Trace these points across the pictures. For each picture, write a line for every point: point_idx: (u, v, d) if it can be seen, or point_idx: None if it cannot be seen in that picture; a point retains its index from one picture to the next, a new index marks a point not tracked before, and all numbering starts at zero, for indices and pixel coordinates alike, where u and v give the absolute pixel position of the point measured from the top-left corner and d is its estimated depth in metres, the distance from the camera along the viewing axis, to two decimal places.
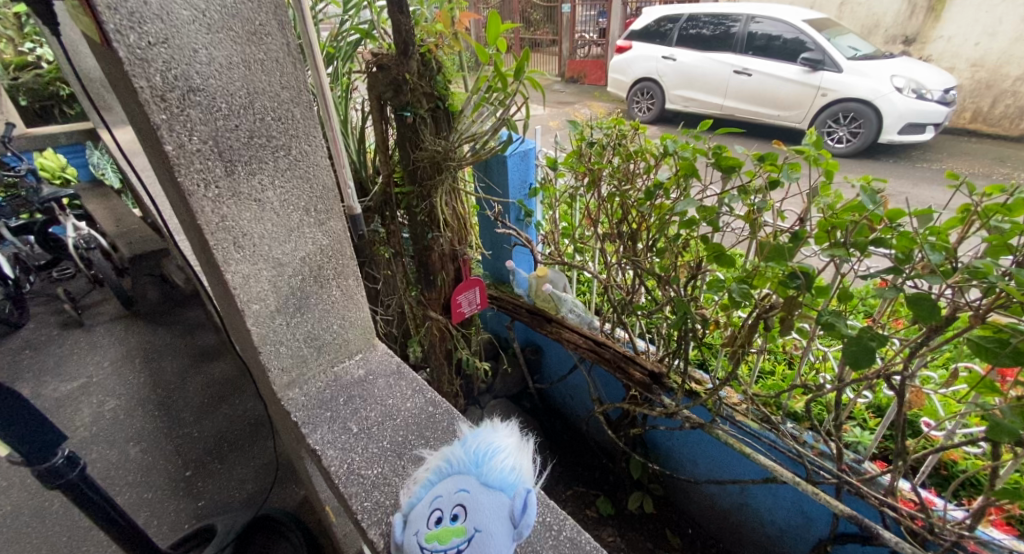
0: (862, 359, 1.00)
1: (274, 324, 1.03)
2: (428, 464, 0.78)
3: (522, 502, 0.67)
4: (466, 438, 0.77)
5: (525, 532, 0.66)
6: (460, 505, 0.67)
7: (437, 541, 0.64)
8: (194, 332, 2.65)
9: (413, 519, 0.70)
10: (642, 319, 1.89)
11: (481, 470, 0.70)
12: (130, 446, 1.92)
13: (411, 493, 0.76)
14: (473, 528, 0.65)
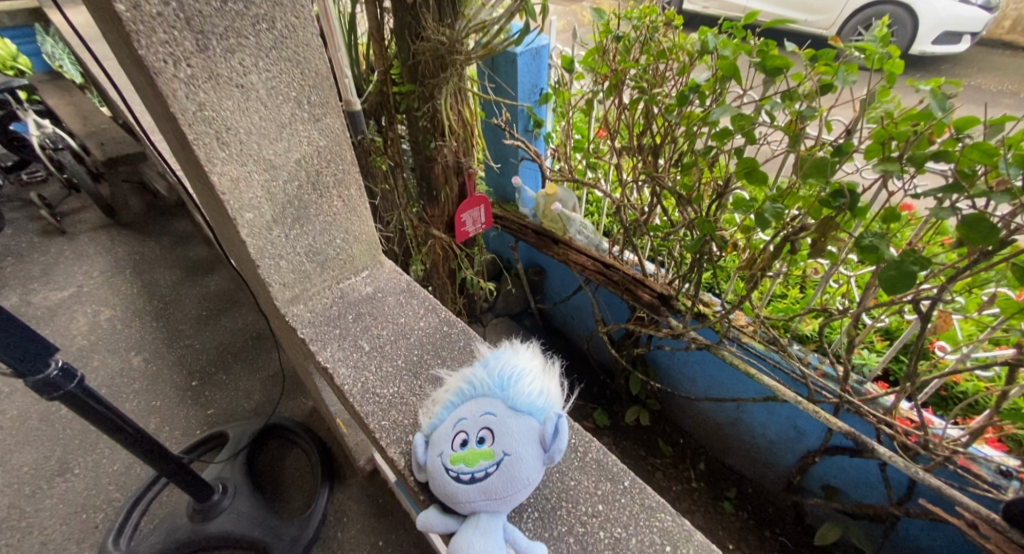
0: (900, 285, 0.94)
1: (271, 236, 0.94)
2: (447, 385, 0.73)
3: (551, 427, 0.63)
4: (488, 359, 0.72)
5: (554, 455, 0.64)
6: (487, 428, 0.63)
7: (464, 464, 0.61)
8: (185, 243, 2.55)
9: (435, 440, 0.66)
10: (654, 240, 1.81)
11: (508, 393, 0.65)
12: (132, 355, 1.92)
13: (430, 413, 0.71)
14: (501, 452, 0.61)
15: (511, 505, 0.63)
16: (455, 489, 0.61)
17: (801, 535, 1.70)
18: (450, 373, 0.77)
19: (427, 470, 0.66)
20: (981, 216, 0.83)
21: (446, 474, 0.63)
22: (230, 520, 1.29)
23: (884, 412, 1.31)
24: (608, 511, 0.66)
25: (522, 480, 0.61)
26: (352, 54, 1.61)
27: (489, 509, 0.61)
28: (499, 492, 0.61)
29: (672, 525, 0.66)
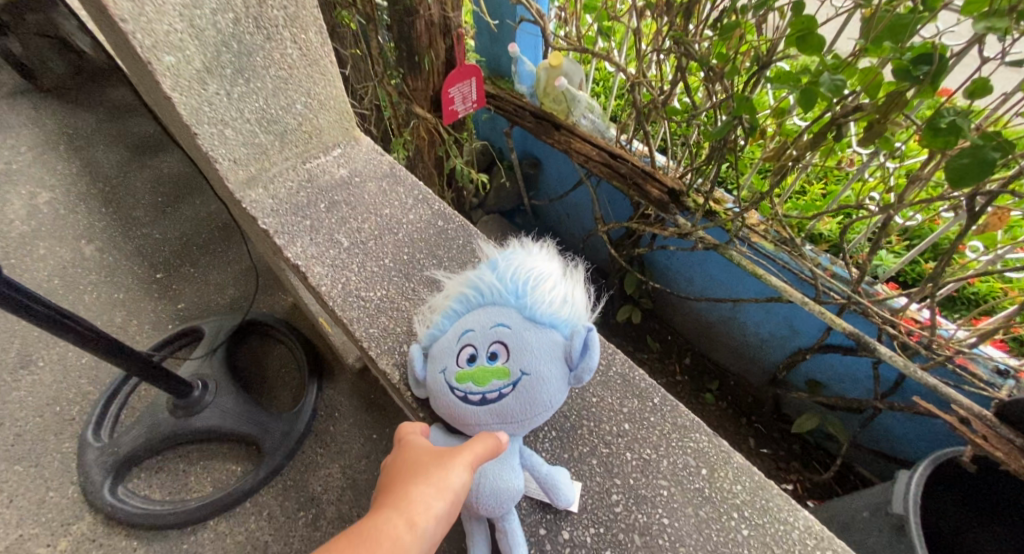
0: (969, 176, 0.81)
1: (207, 92, 0.82)
2: (449, 293, 0.70)
3: (579, 343, 0.62)
4: (495, 264, 0.69)
5: (577, 373, 0.64)
6: (498, 343, 0.61)
7: (473, 383, 0.60)
8: (124, 117, 2.19)
9: (439, 354, 0.65)
10: (670, 126, 1.60)
11: (520, 304, 0.63)
12: (83, 244, 1.73)
13: (431, 323, 0.69)
14: (517, 371, 0.60)
15: (529, 423, 0.63)
16: (464, 410, 0.61)
17: (776, 421, 1.80)
18: (451, 280, 0.74)
19: (431, 385, 0.65)
20: None
21: (453, 393, 0.62)
22: (214, 414, 1.26)
23: (890, 312, 1.29)
24: (635, 432, 0.79)
25: (535, 399, 0.61)
26: None
27: (502, 425, 0.62)
28: (513, 410, 0.61)
29: (705, 445, 0.79)
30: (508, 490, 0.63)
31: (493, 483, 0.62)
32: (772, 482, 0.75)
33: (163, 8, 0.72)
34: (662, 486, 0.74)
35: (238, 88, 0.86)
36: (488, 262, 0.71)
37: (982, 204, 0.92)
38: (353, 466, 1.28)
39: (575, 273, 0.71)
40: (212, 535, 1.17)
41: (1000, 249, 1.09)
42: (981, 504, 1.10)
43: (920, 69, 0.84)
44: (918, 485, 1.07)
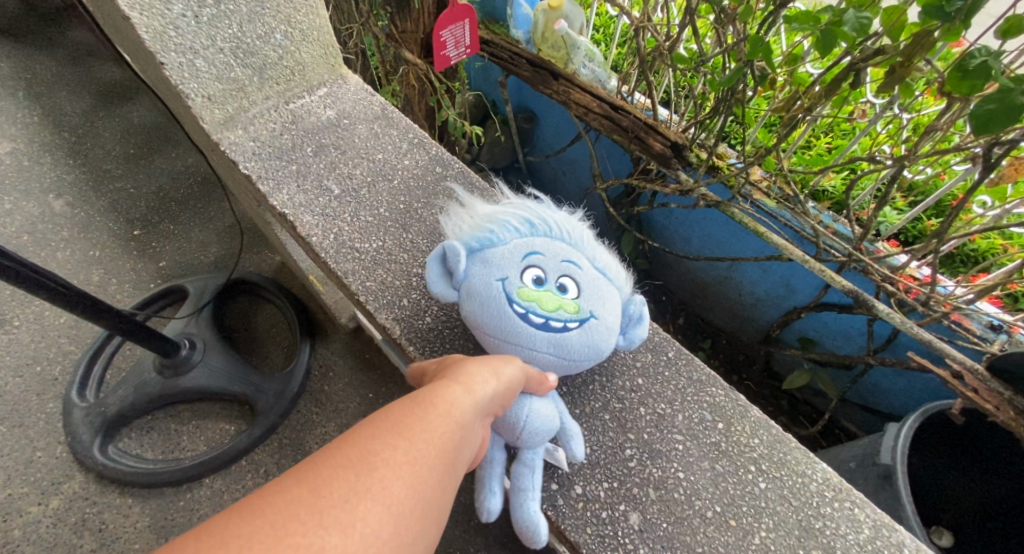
0: (995, 123, 0.77)
1: (171, 14, 0.75)
2: (509, 213, 0.68)
3: (637, 314, 0.68)
4: (561, 215, 0.72)
5: (622, 338, 0.69)
6: (568, 277, 0.63)
7: (540, 303, 0.60)
8: (87, 60, 2.02)
9: (500, 262, 0.63)
10: (675, 75, 1.51)
11: (590, 254, 0.67)
12: (51, 198, 1.62)
13: (484, 232, 0.66)
14: (584, 310, 0.62)
15: (573, 364, 0.64)
16: (518, 328, 0.60)
17: (767, 379, 1.82)
18: (502, 204, 0.72)
19: (477, 289, 0.62)
20: None
21: (509, 306, 0.60)
22: (205, 374, 1.23)
23: (889, 270, 1.27)
24: (649, 387, 0.78)
25: (591, 341, 0.62)
26: None
27: (552, 356, 0.61)
28: (567, 344, 0.61)
29: (721, 400, 0.79)
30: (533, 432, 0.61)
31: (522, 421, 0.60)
32: (789, 437, 0.76)
33: None
34: (677, 440, 0.74)
35: (207, 10, 0.78)
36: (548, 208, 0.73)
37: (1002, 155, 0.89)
38: (349, 425, 1.27)
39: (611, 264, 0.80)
40: (209, 492, 1.17)
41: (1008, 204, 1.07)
42: (965, 454, 1.14)
43: (953, 4, 0.77)
44: (907, 436, 1.10)
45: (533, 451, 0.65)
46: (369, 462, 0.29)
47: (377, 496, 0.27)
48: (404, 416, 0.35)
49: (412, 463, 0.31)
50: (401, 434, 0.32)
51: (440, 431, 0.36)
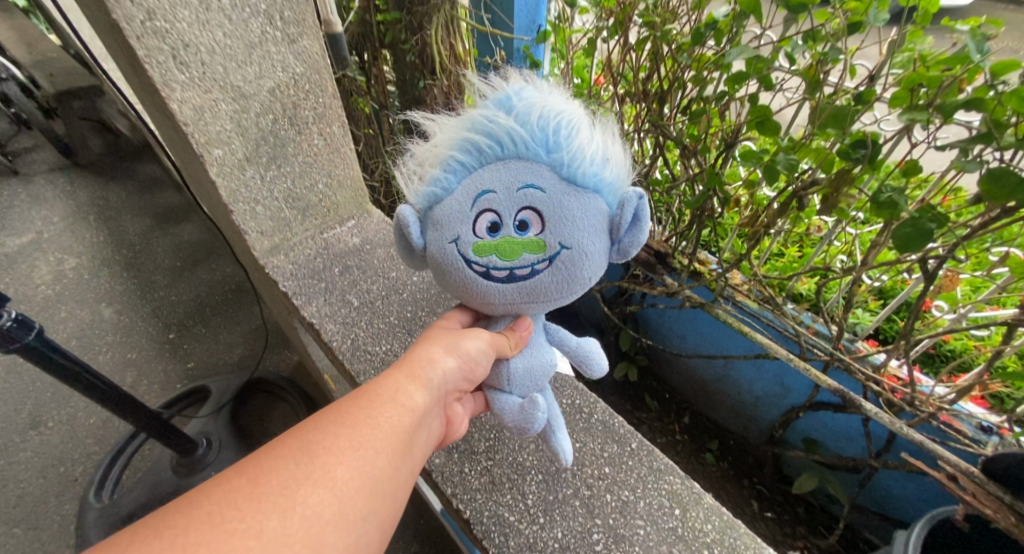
0: (913, 244, 0.92)
1: (245, 177, 0.96)
2: (452, 142, 0.66)
3: (627, 216, 0.64)
4: (513, 110, 0.65)
5: (616, 240, 0.67)
6: (528, 209, 0.63)
7: (499, 256, 0.63)
8: (153, 189, 2.37)
9: (448, 221, 0.64)
10: (653, 195, 1.73)
11: (553, 161, 0.63)
12: (103, 307, 1.82)
13: (430, 179, 0.66)
14: (554, 246, 0.63)
15: (557, 301, 0.69)
16: (490, 285, 0.65)
17: (779, 484, 1.77)
18: (447, 125, 0.69)
19: (437, 256, 0.66)
20: (1007, 171, 0.81)
21: (471, 267, 0.65)
22: (217, 472, 1.30)
23: (872, 369, 1.33)
24: (615, 475, 0.85)
25: (565, 271, 0.64)
26: None
27: (531, 300, 0.67)
28: (542, 282, 0.65)
29: (679, 488, 0.84)
30: (542, 366, 0.75)
31: (528, 363, 0.74)
32: (740, 522, 0.80)
33: (218, 113, 0.88)
34: (638, 524, 0.79)
35: (270, 172, 1.01)
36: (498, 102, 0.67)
37: (936, 265, 1.04)
38: None
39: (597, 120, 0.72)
40: None
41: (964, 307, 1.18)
42: None
43: (857, 153, 0.99)
44: (916, 546, 1.07)
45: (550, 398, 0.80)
46: (315, 456, 0.48)
47: (320, 483, 0.46)
48: (357, 412, 0.55)
49: (354, 452, 0.50)
50: (346, 430, 0.52)
51: (387, 420, 0.56)
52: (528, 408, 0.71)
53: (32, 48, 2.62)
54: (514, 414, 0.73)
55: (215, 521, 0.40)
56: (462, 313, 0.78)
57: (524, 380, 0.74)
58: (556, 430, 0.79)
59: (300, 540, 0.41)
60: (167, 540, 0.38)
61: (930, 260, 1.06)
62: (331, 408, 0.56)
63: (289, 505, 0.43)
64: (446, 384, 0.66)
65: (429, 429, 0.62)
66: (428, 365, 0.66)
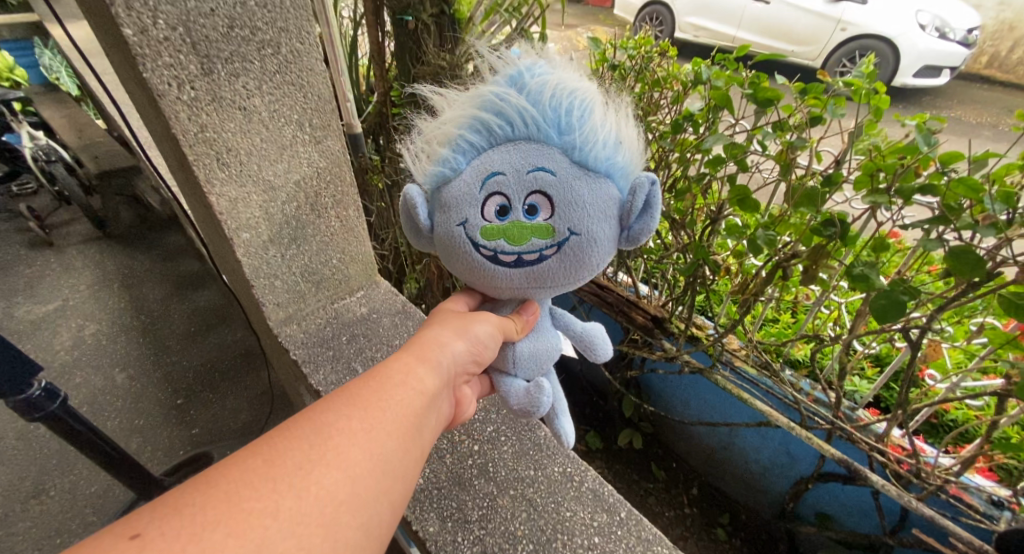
0: (890, 314, 0.99)
1: (267, 256, 1.07)
2: (464, 121, 0.69)
3: (638, 203, 0.68)
4: (525, 89, 0.68)
5: (625, 226, 0.71)
6: (538, 195, 0.66)
7: (507, 241, 0.67)
8: (175, 257, 2.52)
9: (458, 203, 0.68)
10: (647, 263, 1.81)
11: (563, 144, 0.67)
12: (116, 372, 1.87)
13: (441, 158, 0.70)
14: (562, 230, 0.66)
15: (564, 286, 0.73)
16: (500, 268, 0.69)
17: None
18: (459, 102, 0.72)
19: (447, 237, 0.70)
20: (966, 249, 0.90)
21: (480, 251, 0.69)
22: None
23: (875, 438, 1.32)
24: (604, 545, 0.87)
25: (571, 256, 0.68)
26: (353, 75, 1.69)
27: (538, 284, 0.72)
28: (549, 266, 0.69)
29: None
30: (547, 350, 0.82)
31: (534, 346, 0.81)
32: None
33: (251, 203, 1.00)
34: None
35: (289, 251, 1.12)
36: (510, 79, 0.70)
37: (918, 334, 1.10)
38: None
39: (609, 100, 0.75)
40: None
41: (956, 376, 1.21)
42: None
43: (828, 231, 1.09)
44: None
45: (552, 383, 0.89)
46: (329, 437, 0.51)
47: (333, 465, 0.48)
48: (370, 393, 0.58)
49: (366, 433, 0.53)
50: (358, 411, 0.55)
51: (398, 402, 0.59)
52: (534, 391, 0.79)
53: (81, 134, 2.90)
54: (519, 397, 0.80)
55: (233, 499, 0.42)
56: (464, 299, 0.84)
57: (529, 364, 0.82)
58: (559, 415, 0.90)
59: (315, 519, 0.43)
60: (184, 517, 0.39)
61: (913, 330, 1.12)
62: (342, 390, 0.59)
63: (304, 485, 0.45)
64: (454, 368, 0.70)
65: (438, 412, 0.66)
66: (438, 350, 0.70)
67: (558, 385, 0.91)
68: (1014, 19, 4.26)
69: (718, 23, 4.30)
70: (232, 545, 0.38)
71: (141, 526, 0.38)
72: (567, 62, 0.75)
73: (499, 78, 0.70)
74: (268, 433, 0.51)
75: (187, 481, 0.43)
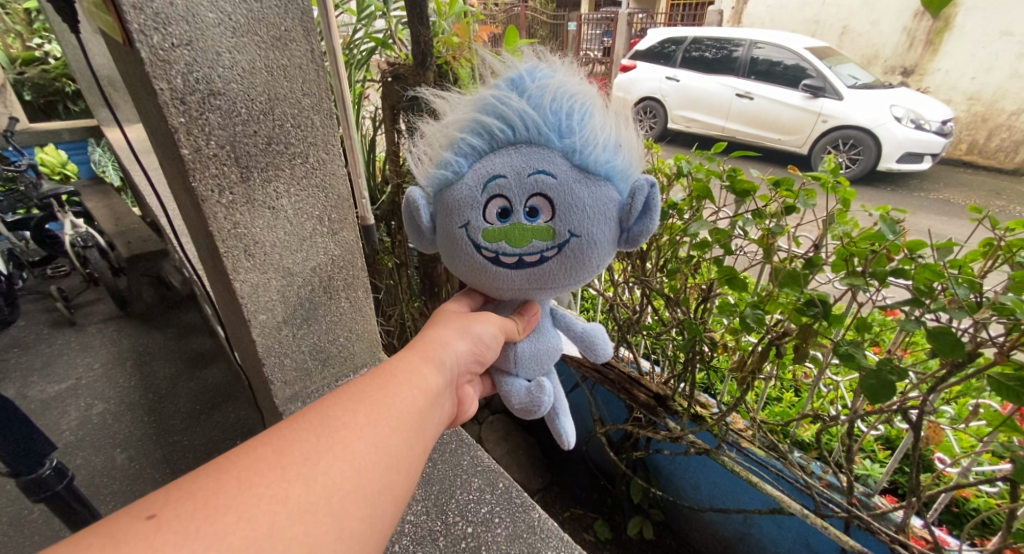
0: (882, 394, 1.01)
1: (281, 336, 1.15)
2: (467, 125, 0.74)
3: (638, 205, 0.73)
4: (527, 94, 0.73)
5: (626, 224, 0.76)
6: (539, 198, 0.71)
7: (509, 242, 0.72)
8: (190, 335, 2.61)
9: (462, 206, 0.73)
10: (648, 340, 1.84)
11: (564, 147, 0.72)
12: (118, 453, 1.86)
13: (444, 161, 0.75)
14: (563, 232, 0.71)
15: (567, 284, 0.78)
16: (502, 266, 0.74)
17: None
18: (461, 106, 0.77)
19: (452, 237, 0.75)
20: (943, 330, 0.95)
21: (483, 251, 0.74)
22: None
23: (894, 527, 1.27)
24: None
25: (571, 258, 0.73)
26: (369, 169, 1.87)
27: (541, 284, 0.76)
28: (550, 268, 0.74)
29: None
30: (548, 348, 0.90)
31: (535, 347, 0.89)
32: None
33: (271, 289, 1.09)
34: None
35: (300, 331, 1.20)
36: (512, 84, 0.75)
37: (917, 416, 1.12)
38: None
39: (608, 103, 0.80)
40: None
41: (966, 460, 1.19)
42: None
43: (812, 309, 1.15)
44: None
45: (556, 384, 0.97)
46: (337, 429, 0.54)
47: (340, 456, 0.51)
48: (376, 389, 0.61)
49: (371, 428, 0.56)
50: (364, 405, 0.58)
51: (404, 398, 0.62)
52: (537, 390, 0.87)
53: (118, 221, 3.13)
54: (521, 396, 0.88)
55: (244, 485, 0.45)
56: (466, 300, 0.88)
57: (531, 364, 0.89)
58: (560, 414, 0.96)
59: (321, 507, 0.46)
60: (198, 501, 0.43)
61: (910, 410, 1.13)
62: (348, 386, 0.62)
63: (311, 475, 0.48)
64: (456, 365, 0.75)
65: (442, 409, 0.69)
66: (442, 349, 0.74)
67: (560, 387, 0.97)
68: (984, 112, 4.60)
69: (706, 116, 4.75)
70: (244, 526, 0.42)
71: (155, 509, 0.41)
72: (568, 67, 0.80)
73: (501, 83, 0.75)
74: (275, 427, 0.54)
75: (200, 470, 0.46)
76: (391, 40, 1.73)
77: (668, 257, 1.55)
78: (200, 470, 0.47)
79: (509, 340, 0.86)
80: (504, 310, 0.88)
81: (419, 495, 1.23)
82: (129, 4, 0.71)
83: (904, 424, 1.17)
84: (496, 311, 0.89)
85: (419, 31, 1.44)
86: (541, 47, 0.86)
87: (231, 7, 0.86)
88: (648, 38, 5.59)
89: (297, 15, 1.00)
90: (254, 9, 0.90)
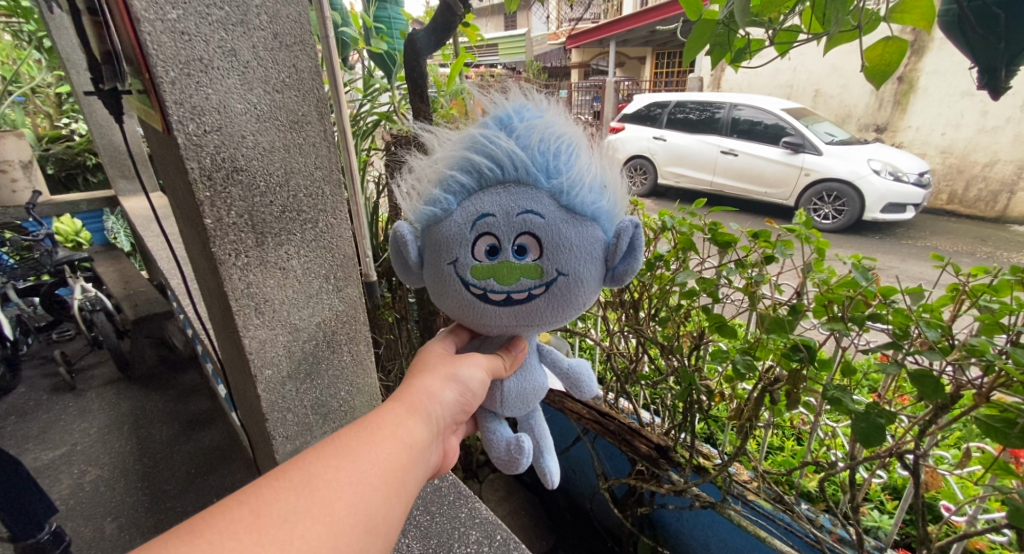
0: (873, 437, 1.03)
1: (285, 390, 1.18)
2: (457, 162, 0.81)
3: (623, 246, 0.81)
4: (515, 135, 0.81)
5: (612, 260, 0.83)
6: (530, 239, 0.77)
7: (499, 281, 0.78)
8: (188, 397, 2.59)
9: (453, 242, 0.79)
10: (646, 388, 1.84)
11: (553, 188, 0.79)
12: (107, 522, 1.81)
13: (435, 197, 0.82)
14: (549, 270, 0.78)
15: (556, 321, 0.84)
16: (492, 303, 0.80)
17: None
18: (450, 145, 0.85)
19: (441, 270, 0.82)
20: (923, 373, 0.98)
21: (473, 287, 0.80)
22: None
23: None
24: None
25: (558, 295, 0.80)
26: (374, 229, 1.98)
27: (530, 320, 0.83)
28: (538, 304, 0.81)
29: None
30: (533, 387, 0.94)
31: (521, 385, 0.93)
32: None
33: (275, 347, 1.14)
34: None
35: (303, 386, 1.24)
36: (503, 126, 0.83)
37: (913, 460, 1.12)
38: None
39: (593, 144, 0.88)
40: None
41: (972, 508, 1.17)
42: None
43: (796, 355, 1.18)
44: None
45: (542, 422, 1.00)
46: (316, 490, 0.57)
47: (318, 521, 0.54)
48: (361, 445, 0.64)
49: (351, 487, 0.59)
50: (346, 462, 0.61)
51: (387, 453, 0.65)
52: (515, 450, 0.89)
53: (127, 285, 3.22)
54: (510, 437, 0.91)
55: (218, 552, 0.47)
56: (451, 338, 0.93)
57: (516, 403, 0.93)
58: (546, 453, 0.98)
59: None
60: None
61: (906, 455, 1.14)
62: (332, 440, 0.65)
63: (288, 539, 0.51)
64: (443, 409, 0.79)
65: (426, 460, 0.72)
66: (428, 400, 0.77)
67: (543, 425, 1.00)
68: (959, 163, 4.81)
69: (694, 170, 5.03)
70: None
71: None
72: (555, 110, 0.89)
73: (492, 124, 0.83)
74: (253, 484, 0.56)
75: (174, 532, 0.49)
76: (394, 115, 1.91)
77: (659, 305, 1.61)
78: (173, 532, 0.49)
79: (496, 379, 0.89)
80: (491, 347, 0.92)
81: (416, 549, 1.20)
82: (171, 100, 0.84)
83: (904, 471, 1.16)
84: (483, 349, 0.93)
85: (420, 108, 1.58)
86: (530, 87, 0.95)
87: (257, 98, 0.99)
88: (636, 100, 5.93)
89: (313, 101, 1.12)
90: (276, 99, 1.03)
